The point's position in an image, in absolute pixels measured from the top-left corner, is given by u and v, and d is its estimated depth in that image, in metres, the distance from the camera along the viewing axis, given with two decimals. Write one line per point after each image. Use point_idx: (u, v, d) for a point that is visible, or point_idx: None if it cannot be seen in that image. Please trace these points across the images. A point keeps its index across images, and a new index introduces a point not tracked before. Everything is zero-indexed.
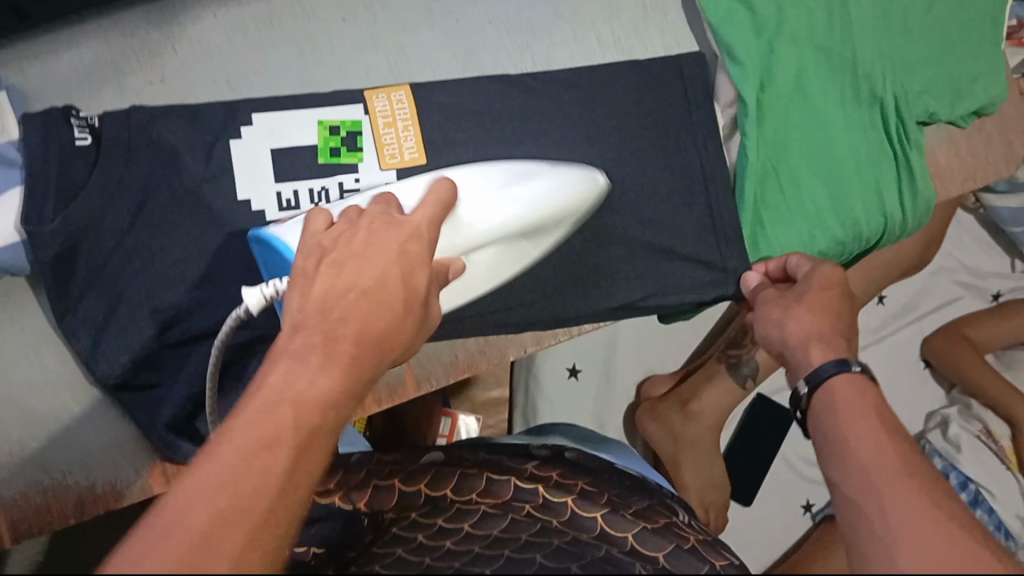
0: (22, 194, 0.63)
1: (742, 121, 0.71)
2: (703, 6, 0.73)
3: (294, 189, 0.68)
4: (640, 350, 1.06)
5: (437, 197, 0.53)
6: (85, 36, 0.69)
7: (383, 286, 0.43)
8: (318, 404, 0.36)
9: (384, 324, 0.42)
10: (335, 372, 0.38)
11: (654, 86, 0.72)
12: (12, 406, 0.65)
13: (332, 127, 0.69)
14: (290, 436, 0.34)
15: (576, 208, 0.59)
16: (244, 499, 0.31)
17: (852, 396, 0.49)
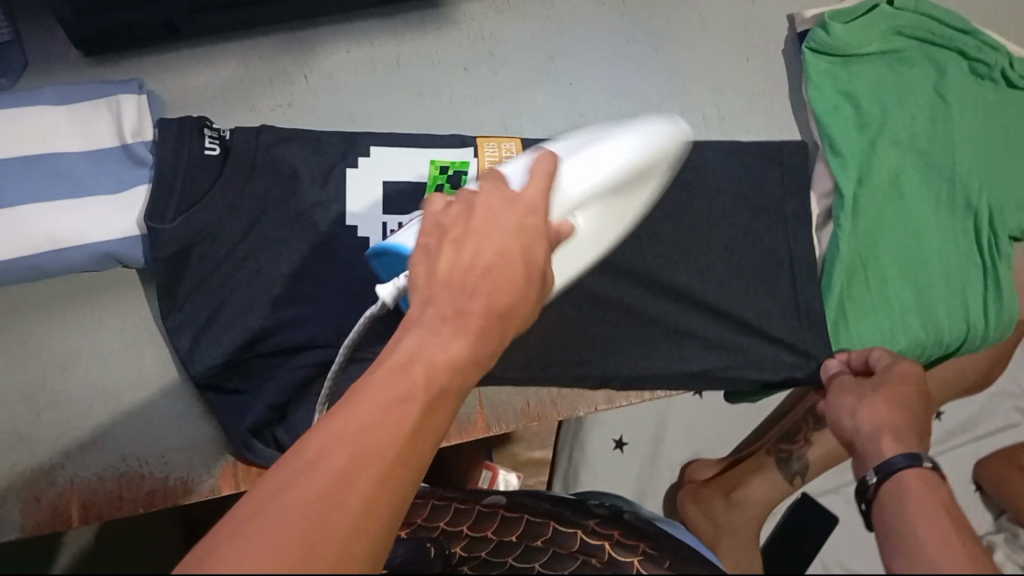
0: (146, 193, 0.67)
1: (836, 211, 0.73)
2: (810, 99, 0.76)
3: (400, 221, 0.70)
4: (691, 431, 1.04)
5: (545, 167, 0.50)
6: (225, 56, 0.73)
7: (515, 255, 0.44)
8: (447, 370, 0.38)
9: (512, 294, 0.42)
10: (467, 342, 0.39)
11: (754, 168, 0.74)
12: (107, 391, 0.69)
13: (442, 166, 0.71)
14: (415, 399, 0.37)
15: (667, 152, 0.60)
16: (364, 460, 0.34)
17: (920, 489, 0.49)
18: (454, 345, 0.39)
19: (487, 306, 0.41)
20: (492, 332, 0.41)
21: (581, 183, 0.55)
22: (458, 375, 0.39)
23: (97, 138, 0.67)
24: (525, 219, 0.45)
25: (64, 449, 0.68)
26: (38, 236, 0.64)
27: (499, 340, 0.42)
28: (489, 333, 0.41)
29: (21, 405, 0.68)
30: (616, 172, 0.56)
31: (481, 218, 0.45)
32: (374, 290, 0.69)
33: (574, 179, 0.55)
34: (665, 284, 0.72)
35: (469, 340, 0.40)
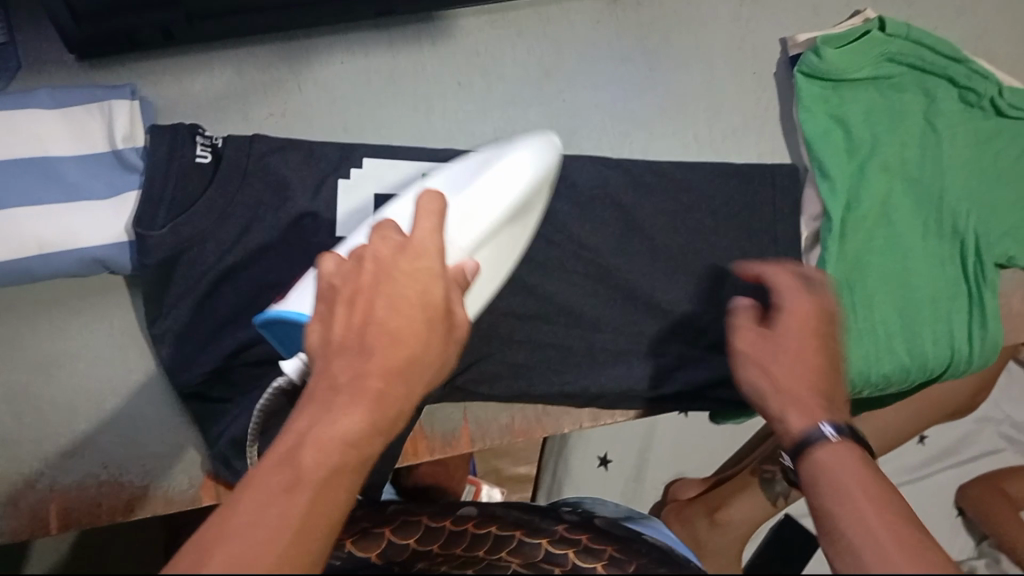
0: (136, 199, 0.67)
1: (824, 235, 0.73)
2: (801, 122, 0.76)
3: None
4: (676, 449, 1.04)
5: (427, 209, 0.48)
6: (221, 63, 0.73)
7: (406, 306, 0.42)
8: (340, 440, 0.36)
9: (405, 349, 0.41)
10: (361, 406, 0.37)
11: (745, 189, 0.74)
12: (89, 397, 0.69)
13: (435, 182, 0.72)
14: (309, 481, 0.34)
15: (549, 167, 0.60)
16: (260, 543, 0.31)
17: (823, 426, 0.50)
18: (346, 413, 0.37)
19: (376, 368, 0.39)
20: (391, 393, 0.39)
21: (473, 227, 0.56)
22: (357, 447, 0.37)
23: (89, 142, 0.67)
24: (417, 267, 0.44)
25: (44, 456, 0.67)
26: (27, 240, 0.64)
27: (402, 400, 0.40)
28: (387, 392, 0.39)
29: (3, 409, 0.67)
30: (495, 212, 0.57)
31: (370, 272, 0.43)
32: None
33: (461, 228, 0.56)
34: (651, 303, 0.72)
35: (366, 405, 0.37)
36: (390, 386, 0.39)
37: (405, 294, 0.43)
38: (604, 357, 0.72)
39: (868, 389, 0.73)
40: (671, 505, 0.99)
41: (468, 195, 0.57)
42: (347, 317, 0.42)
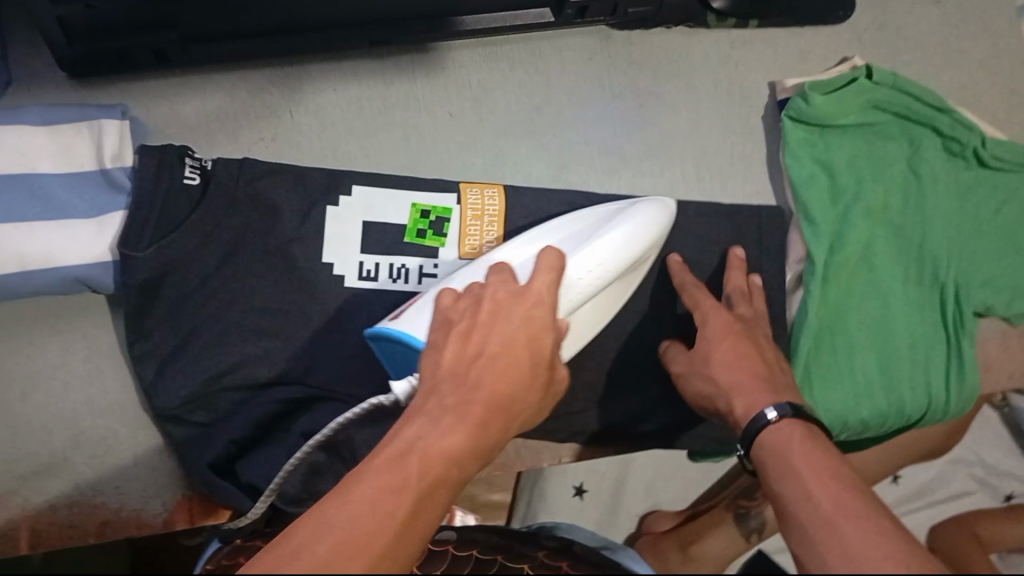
0: (122, 219, 0.66)
1: (807, 278, 0.73)
2: (787, 166, 0.77)
3: (376, 261, 0.71)
4: (651, 482, 1.05)
5: (551, 262, 0.56)
6: (214, 87, 0.73)
7: (522, 354, 0.48)
8: (446, 456, 0.41)
9: (512, 391, 0.46)
10: (466, 430, 0.43)
11: (731, 229, 0.75)
12: (66, 417, 0.68)
13: (423, 210, 0.73)
14: (417, 481, 0.40)
15: (660, 231, 0.66)
16: (375, 529, 0.37)
17: (790, 443, 0.52)
18: (453, 433, 0.42)
19: (484, 400, 0.45)
20: (489, 425, 0.45)
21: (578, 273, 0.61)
22: (461, 465, 0.42)
23: (76, 160, 0.67)
24: (531, 317, 0.50)
25: (18, 474, 0.66)
26: (8, 255, 0.63)
27: (496, 435, 0.45)
28: (489, 425, 0.45)
29: None
30: (616, 263, 0.63)
31: (488, 314, 0.50)
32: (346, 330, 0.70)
33: (579, 265, 0.61)
34: (637, 341, 0.72)
35: (472, 432, 0.43)
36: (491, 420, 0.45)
37: (511, 331, 0.49)
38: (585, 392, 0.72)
39: (846, 432, 0.73)
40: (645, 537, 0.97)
41: (593, 243, 0.63)
42: (459, 350, 0.48)
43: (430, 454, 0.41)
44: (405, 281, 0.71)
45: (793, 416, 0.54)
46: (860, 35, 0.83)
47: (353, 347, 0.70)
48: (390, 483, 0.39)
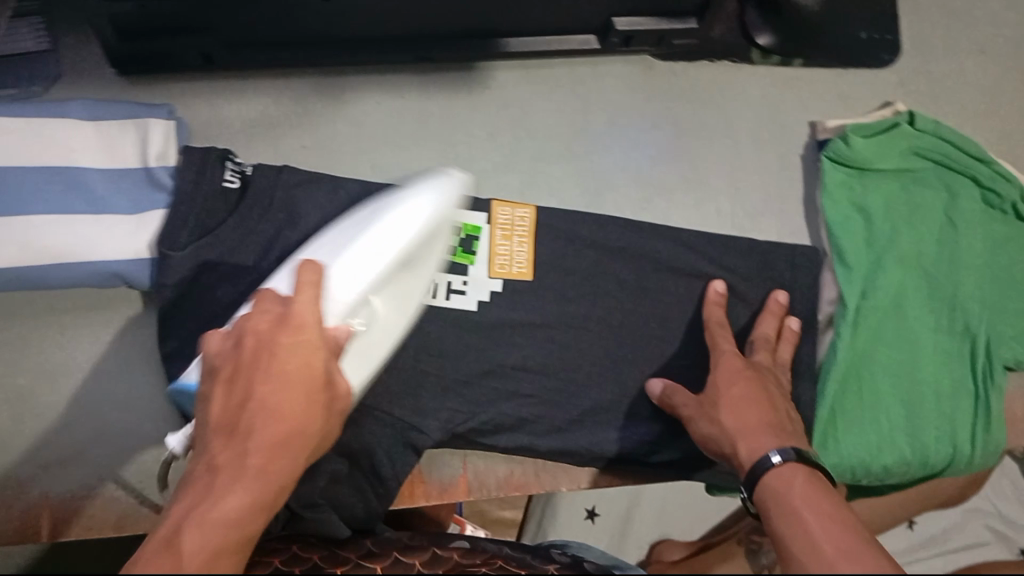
0: (162, 218, 0.67)
1: (838, 322, 0.74)
2: (824, 207, 0.77)
3: None
4: (661, 512, 1.04)
5: (312, 277, 0.51)
6: (256, 93, 0.74)
7: (298, 390, 0.46)
8: (237, 514, 0.42)
9: (279, 427, 0.44)
10: (245, 487, 0.43)
11: (761, 266, 0.75)
12: (91, 410, 0.68)
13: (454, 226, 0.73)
14: (226, 546, 0.41)
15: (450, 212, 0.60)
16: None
17: (796, 483, 0.52)
18: (239, 503, 0.42)
19: (258, 456, 0.43)
20: (259, 470, 0.43)
21: (353, 273, 0.56)
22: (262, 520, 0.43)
23: (119, 157, 0.68)
24: (309, 349, 0.47)
25: (42, 461, 0.67)
26: (48, 249, 0.65)
27: (284, 475, 0.44)
28: (260, 474, 0.43)
29: (4, 410, 0.68)
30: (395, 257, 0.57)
31: (252, 348, 0.47)
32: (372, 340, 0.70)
33: (343, 269, 0.56)
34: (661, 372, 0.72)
35: (243, 490, 0.42)
36: (271, 463, 0.44)
37: (291, 370, 0.46)
38: (604, 419, 0.72)
39: (867, 478, 0.73)
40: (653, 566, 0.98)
41: (359, 244, 0.57)
42: (228, 398, 0.46)
43: (217, 520, 0.41)
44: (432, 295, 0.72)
45: (796, 461, 0.54)
46: (904, 80, 0.82)
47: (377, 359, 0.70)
48: (160, 572, 0.38)
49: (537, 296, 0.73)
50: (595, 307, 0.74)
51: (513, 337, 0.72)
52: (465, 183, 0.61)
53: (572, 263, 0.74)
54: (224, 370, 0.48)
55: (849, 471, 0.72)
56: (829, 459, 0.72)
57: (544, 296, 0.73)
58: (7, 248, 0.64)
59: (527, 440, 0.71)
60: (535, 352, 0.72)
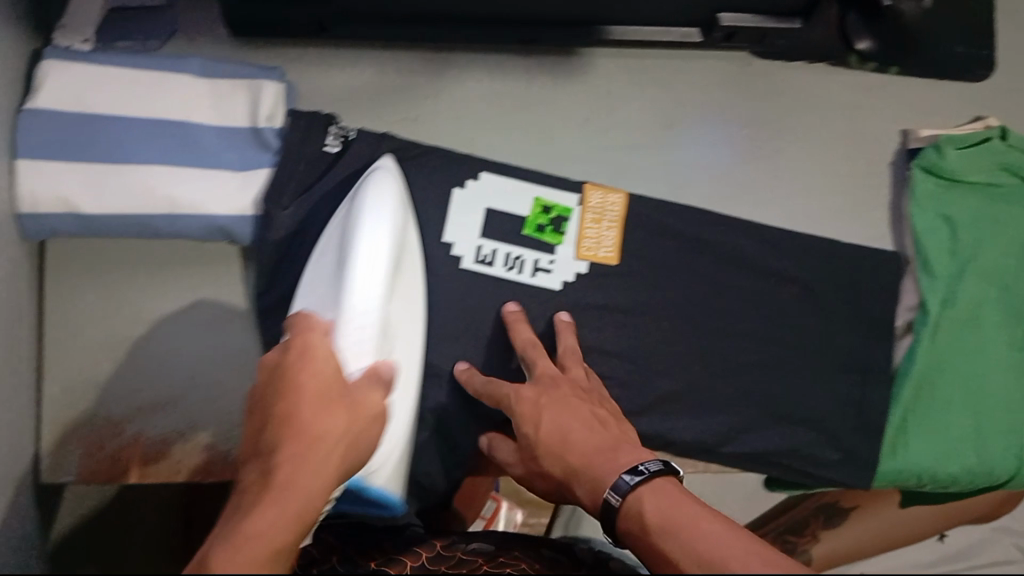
0: (267, 176, 0.69)
1: (917, 327, 0.75)
2: (910, 215, 0.78)
3: (493, 248, 0.73)
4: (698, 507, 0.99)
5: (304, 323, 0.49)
6: (362, 63, 0.76)
7: (317, 404, 0.43)
8: (270, 525, 0.36)
9: (302, 437, 0.41)
10: (275, 501, 0.37)
11: (842, 267, 0.77)
12: (187, 358, 0.71)
13: (545, 206, 0.75)
14: (261, 549, 0.35)
15: (396, 195, 0.63)
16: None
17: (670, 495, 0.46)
18: (275, 512, 0.37)
19: (288, 469, 0.39)
20: (286, 482, 0.39)
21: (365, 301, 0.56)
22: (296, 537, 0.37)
23: (230, 114, 0.70)
24: (322, 366, 0.45)
25: (136, 406, 0.70)
26: (159, 199, 0.67)
27: (313, 489, 0.39)
28: (291, 484, 0.38)
29: (105, 352, 0.70)
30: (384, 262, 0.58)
31: (264, 380, 0.45)
32: (462, 312, 0.72)
33: (350, 302, 0.55)
34: (734, 364, 0.75)
35: (280, 499, 0.37)
36: (298, 476, 0.39)
37: (307, 389, 0.43)
38: (677, 407, 0.74)
39: (931, 484, 0.75)
40: None
41: (350, 272, 0.56)
42: (249, 429, 0.43)
43: (252, 535, 0.35)
44: (519, 271, 0.73)
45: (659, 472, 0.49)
46: (996, 96, 0.83)
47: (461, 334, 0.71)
48: None
49: (621, 280, 0.74)
50: (678, 294, 0.75)
51: (596, 319, 0.74)
52: (394, 173, 0.66)
53: (657, 252, 0.75)
54: (245, 409, 0.45)
55: (912, 474, 0.75)
56: (896, 462, 0.74)
57: (628, 282, 0.75)
58: (119, 194, 0.66)
59: None
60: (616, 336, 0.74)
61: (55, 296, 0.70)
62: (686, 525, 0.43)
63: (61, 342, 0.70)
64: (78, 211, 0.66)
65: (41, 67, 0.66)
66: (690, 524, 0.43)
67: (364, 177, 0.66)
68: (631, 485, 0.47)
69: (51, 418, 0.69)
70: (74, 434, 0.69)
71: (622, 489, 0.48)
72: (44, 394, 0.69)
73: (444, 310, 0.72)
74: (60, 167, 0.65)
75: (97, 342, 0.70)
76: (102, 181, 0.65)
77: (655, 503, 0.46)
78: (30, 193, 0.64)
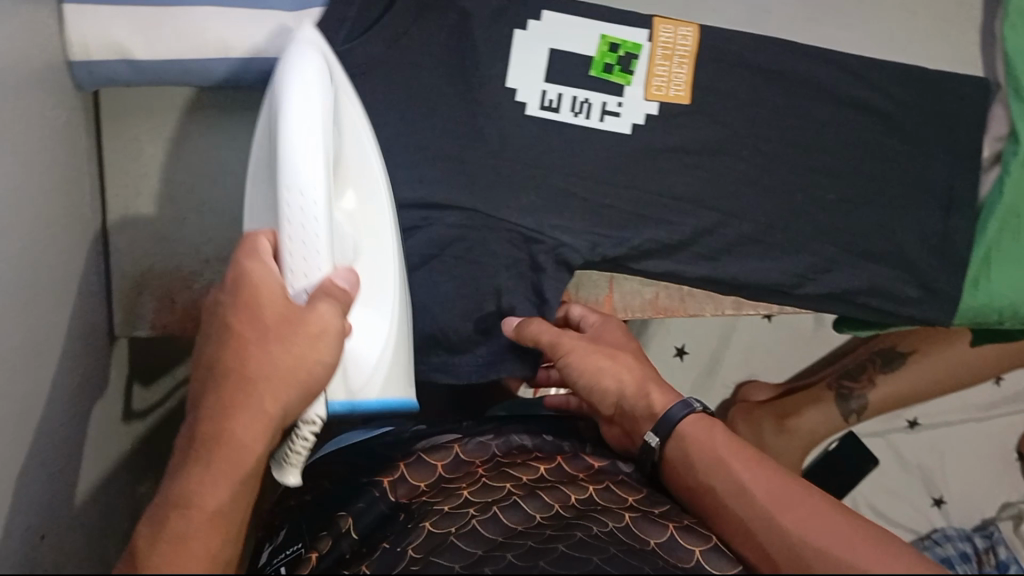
0: (320, 14, 0.66)
1: (1006, 158, 0.72)
2: (1004, 36, 0.73)
3: (559, 92, 0.70)
4: (748, 355, 1.09)
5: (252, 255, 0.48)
6: None
7: (251, 349, 0.43)
8: (211, 500, 0.38)
9: (236, 390, 0.41)
10: (212, 462, 0.39)
11: (926, 96, 0.73)
12: None
13: (612, 44, 0.71)
14: (198, 529, 0.37)
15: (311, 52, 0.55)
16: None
17: (706, 434, 0.56)
18: (222, 476, 0.39)
19: (225, 421, 0.40)
20: (235, 438, 0.40)
21: (300, 206, 0.50)
22: (238, 493, 0.39)
23: None
24: (262, 313, 0.45)
25: (204, 260, 0.69)
26: (211, 40, 0.64)
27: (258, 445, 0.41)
28: (228, 440, 0.40)
29: (167, 205, 0.69)
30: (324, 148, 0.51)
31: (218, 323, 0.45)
32: (530, 156, 0.69)
33: (293, 206, 0.51)
34: (810, 201, 0.72)
35: (224, 455, 0.39)
36: (239, 434, 0.40)
37: (248, 335, 0.44)
38: (753, 249, 0.72)
39: (1014, 321, 0.73)
40: (739, 404, 1.03)
41: (285, 167, 0.51)
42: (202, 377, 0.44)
43: (196, 501, 0.38)
44: (586, 116, 0.70)
45: (699, 411, 0.59)
46: None
47: (525, 188, 0.69)
48: None
49: (694, 118, 0.71)
50: (752, 133, 0.72)
51: (667, 162, 0.71)
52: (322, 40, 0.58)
53: (732, 87, 0.72)
54: (194, 354, 0.46)
55: (999, 310, 0.73)
56: (977, 299, 0.73)
57: (701, 120, 0.71)
58: (173, 39, 0.63)
59: (673, 263, 0.72)
60: (688, 181, 0.71)
61: (115, 148, 0.69)
62: (720, 449, 0.55)
63: (126, 197, 0.69)
64: (130, 58, 0.64)
65: None
66: (722, 455, 0.54)
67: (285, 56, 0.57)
68: (683, 416, 0.58)
69: (121, 273, 0.69)
70: (146, 287, 0.69)
71: (674, 418, 0.58)
72: (111, 248, 0.69)
73: (510, 160, 0.69)
74: (106, 12, 0.62)
75: (159, 197, 0.69)
76: (152, 21, 0.63)
77: (692, 426, 0.57)
78: (79, 39, 0.62)
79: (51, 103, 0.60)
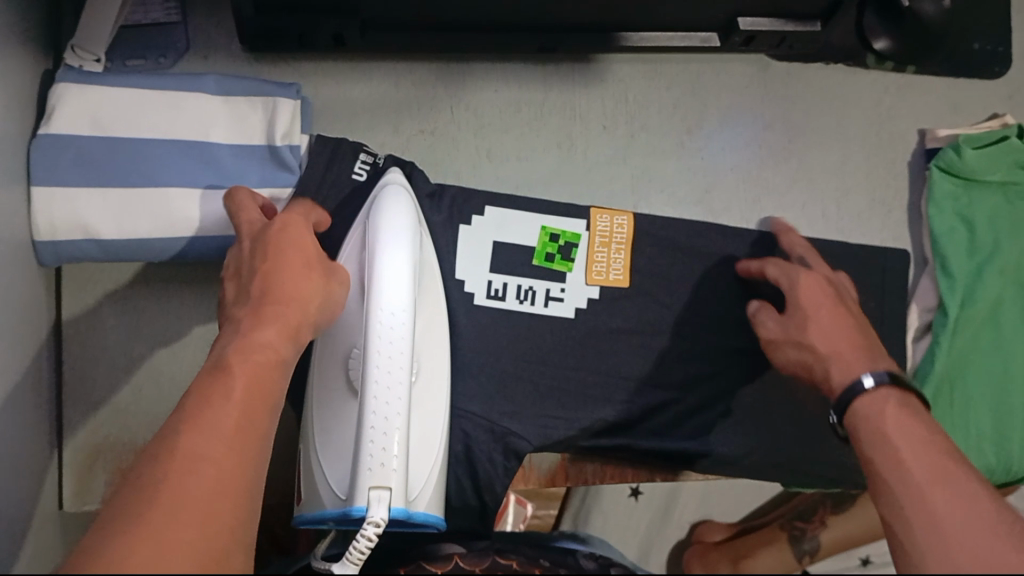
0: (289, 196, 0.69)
1: (937, 327, 0.75)
2: (929, 217, 0.79)
3: (504, 281, 0.73)
4: (703, 502, 1.05)
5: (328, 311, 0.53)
6: (382, 75, 0.78)
7: (280, 291, 0.49)
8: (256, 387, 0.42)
9: (271, 314, 0.47)
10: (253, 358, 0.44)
11: (860, 268, 0.77)
12: None
13: (552, 234, 0.75)
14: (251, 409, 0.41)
15: (392, 193, 0.66)
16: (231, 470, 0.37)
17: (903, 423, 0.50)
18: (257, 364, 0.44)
19: (261, 329, 0.46)
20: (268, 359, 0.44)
21: (384, 322, 0.57)
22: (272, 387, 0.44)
23: (247, 133, 0.69)
24: (290, 264, 0.51)
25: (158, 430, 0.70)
26: (178, 222, 0.66)
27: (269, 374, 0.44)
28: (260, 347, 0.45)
29: (126, 376, 0.71)
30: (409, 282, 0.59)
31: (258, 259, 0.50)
32: (483, 328, 0.71)
33: (384, 324, 0.57)
34: (756, 368, 0.74)
35: (257, 354, 0.44)
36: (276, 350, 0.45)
37: (278, 280, 0.49)
38: (703, 420, 0.73)
39: None
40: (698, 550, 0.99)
41: (380, 294, 0.58)
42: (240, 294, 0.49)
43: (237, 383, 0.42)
44: (531, 303, 0.73)
45: (889, 384, 0.54)
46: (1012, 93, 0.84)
47: (478, 368, 0.71)
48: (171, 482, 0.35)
49: (638, 298, 0.75)
50: (697, 303, 0.75)
51: (614, 333, 0.74)
52: (403, 186, 0.68)
53: (674, 261, 0.76)
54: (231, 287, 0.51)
55: None
56: None
57: (645, 296, 0.75)
58: (140, 217, 0.65)
59: (624, 443, 0.72)
60: (635, 359, 0.74)
61: (76, 318, 0.71)
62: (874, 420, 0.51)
63: (85, 367, 0.70)
64: (96, 236, 0.65)
65: (54, 91, 0.65)
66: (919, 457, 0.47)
67: (376, 193, 0.67)
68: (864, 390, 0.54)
69: (73, 441, 0.70)
70: (102, 456, 0.70)
71: (854, 391, 0.55)
72: (66, 415, 0.69)
73: (461, 338, 0.71)
74: (77, 193, 0.64)
75: (118, 366, 0.71)
76: (120, 205, 0.65)
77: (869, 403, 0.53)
78: (46, 220, 0.64)
79: (14, 277, 0.61)
